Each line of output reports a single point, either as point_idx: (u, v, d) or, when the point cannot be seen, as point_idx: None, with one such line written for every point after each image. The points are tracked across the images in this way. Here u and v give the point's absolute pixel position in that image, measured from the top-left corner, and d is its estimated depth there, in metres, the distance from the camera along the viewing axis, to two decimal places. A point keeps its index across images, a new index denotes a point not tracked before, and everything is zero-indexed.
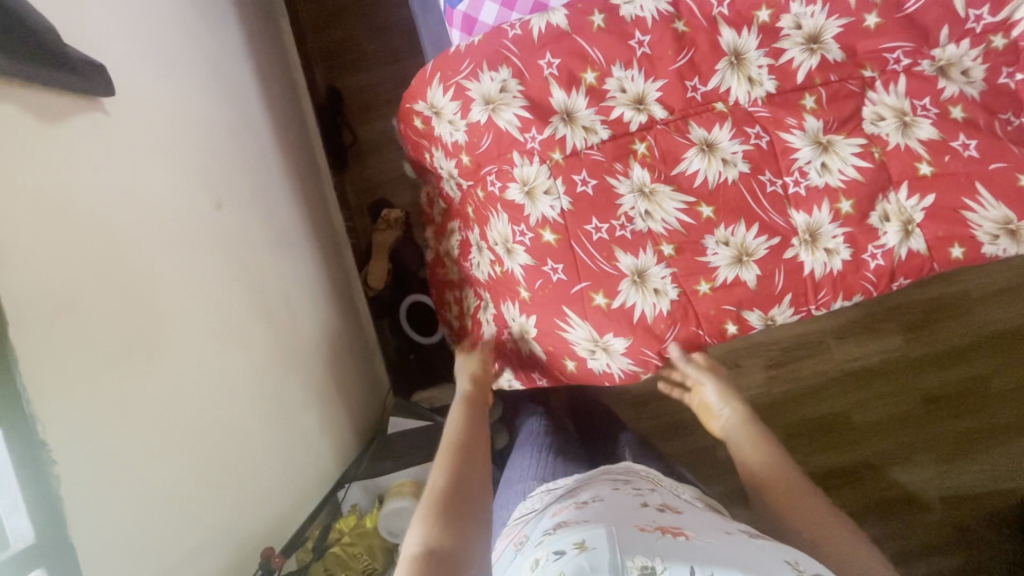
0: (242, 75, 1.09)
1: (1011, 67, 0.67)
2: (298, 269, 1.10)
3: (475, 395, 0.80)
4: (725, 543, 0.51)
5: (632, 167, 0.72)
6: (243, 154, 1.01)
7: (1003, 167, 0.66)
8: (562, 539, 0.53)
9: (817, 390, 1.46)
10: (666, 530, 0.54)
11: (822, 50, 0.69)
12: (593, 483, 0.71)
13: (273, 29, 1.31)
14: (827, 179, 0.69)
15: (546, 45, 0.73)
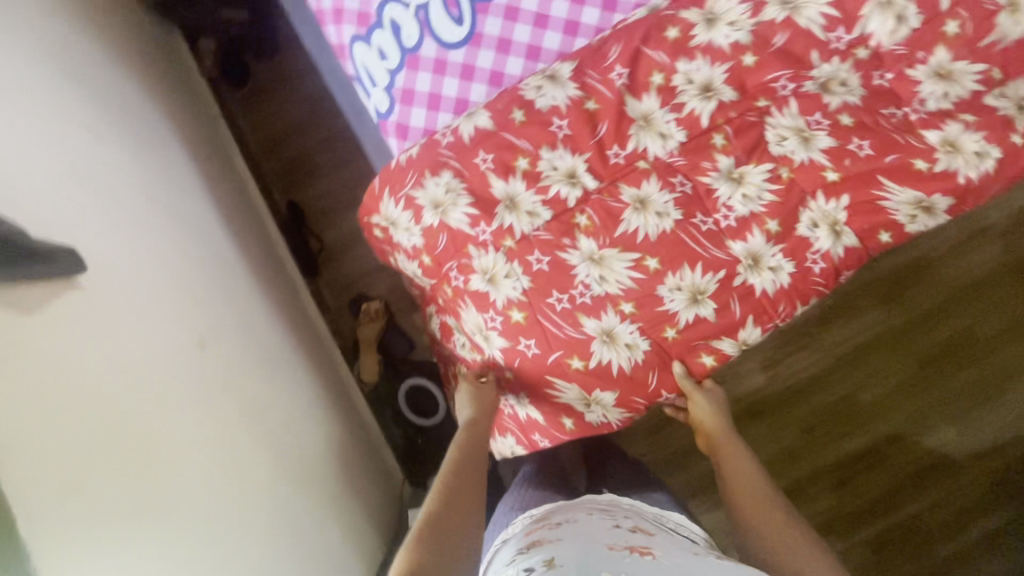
0: (207, 216, 1.16)
1: (881, 70, 0.75)
2: (292, 388, 1.12)
3: (481, 418, 0.81)
4: (684, 561, 0.62)
5: (579, 239, 0.78)
6: (222, 292, 1.06)
7: (897, 158, 0.74)
8: (531, 558, 0.60)
9: (817, 382, 1.50)
10: (635, 549, 0.63)
11: (717, 94, 0.76)
12: (571, 506, 0.79)
13: (228, 164, 1.41)
14: (750, 207, 0.76)
15: (478, 144, 0.80)
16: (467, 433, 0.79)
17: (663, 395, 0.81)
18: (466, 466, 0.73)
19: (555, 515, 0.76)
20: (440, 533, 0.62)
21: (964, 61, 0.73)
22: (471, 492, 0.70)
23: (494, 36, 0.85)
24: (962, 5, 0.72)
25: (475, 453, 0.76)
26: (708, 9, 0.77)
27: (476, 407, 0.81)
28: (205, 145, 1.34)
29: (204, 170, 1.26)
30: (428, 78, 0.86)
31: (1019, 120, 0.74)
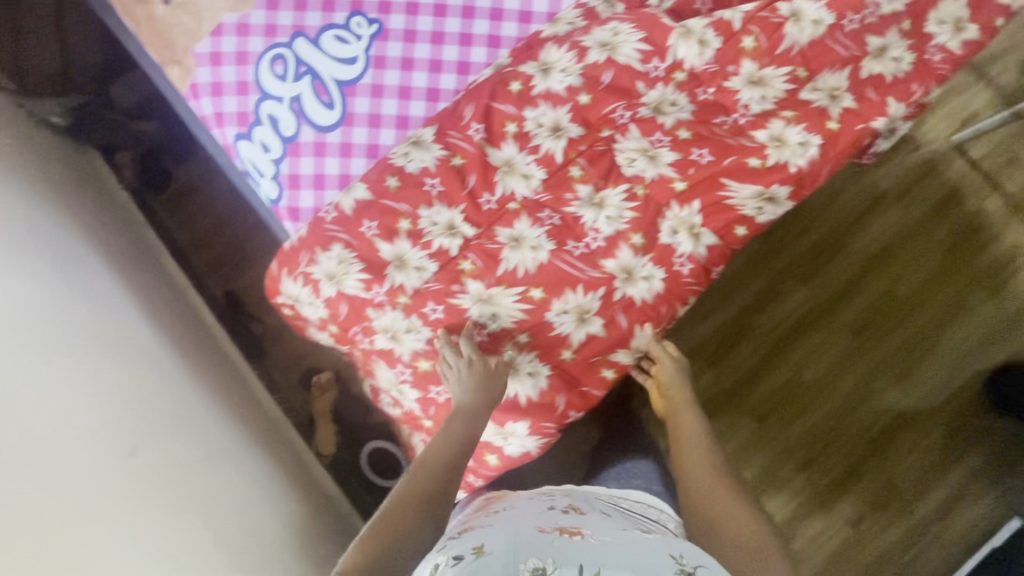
0: (138, 321, 1.19)
1: (702, 85, 0.84)
2: (244, 476, 1.13)
3: (475, 409, 0.79)
4: (612, 540, 0.65)
5: (467, 284, 0.83)
6: (160, 394, 1.08)
7: (734, 159, 0.82)
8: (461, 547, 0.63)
9: (762, 371, 1.55)
10: (563, 531, 0.67)
11: (566, 132, 0.84)
12: (516, 496, 0.83)
13: (158, 267, 1.44)
14: (614, 227, 0.83)
15: (361, 214, 0.85)
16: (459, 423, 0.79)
17: (572, 415, 0.85)
18: (440, 461, 0.76)
19: (495, 506, 0.80)
20: (391, 526, 0.70)
21: (771, 67, 0.82)
22: (437, 490, 0.74)
23: (365, 113, 0.93)
24: (753, 22, 0.80)
25: (457, 450, 0.77)
26: (542, 61, 0.85)
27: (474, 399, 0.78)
28: (132, 253, 1.38)
29: (132, 278, 1.29)
30: (310, 161, 0.93)
31: (832, 108, 0.84)
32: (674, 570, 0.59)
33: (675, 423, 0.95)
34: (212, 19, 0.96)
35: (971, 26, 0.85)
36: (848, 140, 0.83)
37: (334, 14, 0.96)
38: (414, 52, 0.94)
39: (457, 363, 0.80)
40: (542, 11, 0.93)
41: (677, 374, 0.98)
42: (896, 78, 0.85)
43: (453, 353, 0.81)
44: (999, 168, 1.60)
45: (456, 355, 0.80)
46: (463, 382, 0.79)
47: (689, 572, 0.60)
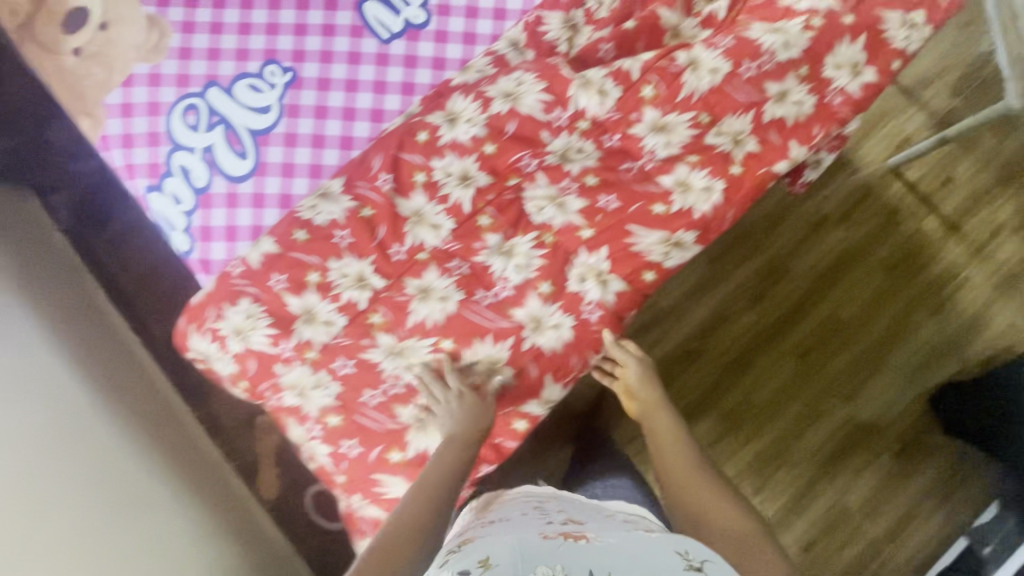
0: (68, 365, 1.14)
1: (608, 132, 0.84)
2: (186, 519, 1.10)
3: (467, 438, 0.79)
4: (616, 541, 0.65)
5: (377, 336, 0.82)
6: (88, 445, 1.05)
7: (640, 205, 0.83)
8: (466, 560, 0.60)
9: (712, 397, 1.55)
10: (567, 536, 0.67)
11: (474, 181, 0.84)
12: (509, 506, 0.84)
13: (92, 307, 1.39)
14: (523, 275, 0.83)
15: (269, 267, 0.84)
16: (451, 450, 0.78)
17: (484, 468, 0.89)
18: (435, 489, 0.74)
19: (491, 517, 0.82)
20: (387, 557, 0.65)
21: (673, 114, 0.83)
22: (437, 516, 0.71)
23: (278, 163, 0.92)
24: (651, 71, 0.82)
25: (452, 478, 0.76)
26: (449, 111, 0.85)
27: (464, 425, 0.79)
28: (73, 294, 1.35)
29: (70, 320, 1.26)
30: (222, 213, 0.91)
31: (736, 152, 0.85)
32: (683, 567, 0.59)
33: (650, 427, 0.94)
34: (123, 70, 0.95)
35: (869, 70, 0.87)
36: (751, 184, 0.85)
37: (247, 63, 0.95)
38: (328, 100, 0.94)
39: (446, 396, 0.80)
40: (456, 58, 0.94)
41: (644, 376, 0.99)
42: (798, 121, 0.86)
43: (440, 386, 0.81)
44: (935, 189, 1.62)
45: (444, 390, 0.81)
46: (454, 414, 0.79)
47: (698, 567, 0.59)
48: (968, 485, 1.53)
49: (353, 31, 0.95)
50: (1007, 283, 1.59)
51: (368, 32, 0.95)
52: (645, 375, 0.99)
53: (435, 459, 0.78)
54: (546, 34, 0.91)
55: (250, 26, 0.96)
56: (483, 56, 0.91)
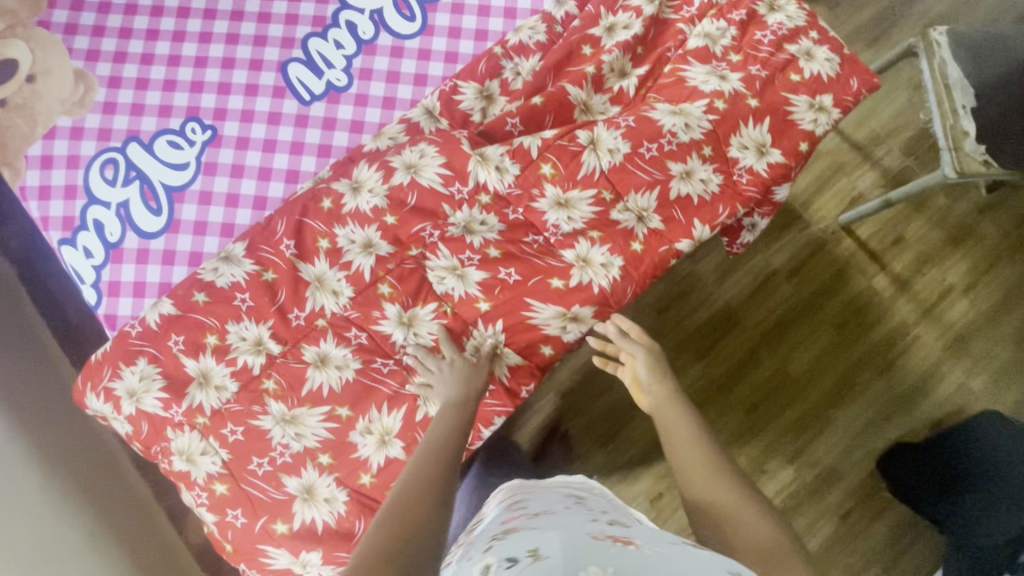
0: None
1: (511, 205, 0.85)
2: (124, 549, 1.10)
3: (462, 398, 0.78)
4: (673, 550, 0.52)
5: (269, 404, 0.82)
6: (36, 469, 1.04)
7: (539, 279, 0.83)
8: (513, 549, 0.53)
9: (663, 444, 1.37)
10: (618, 538, 0.55)
11: (375, 250, 0.85)
12: (545, 498, 0.75)
13: (31, 329, 1.32)
14: (421, 344, 0.85)
15: (168, 328, 0.84)
16: (452, 411, 0.77)
17: None
18: (441, 445, 0.72)
19: (529, 504, 0.73)
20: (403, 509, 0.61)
21: (575, 190, 0.84)
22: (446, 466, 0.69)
23: (191, 220, 0.93)
24: (550, 150, 0.84)
25: (459, 431, 0.75)
26: (354, 178, 0.86)
27: (461, 386, 0.79)
28: (25, 317, 1.34)
29: (22, 342, 1.25)
30: (131, 268, 0.91)
31: (639, 228, 0.85)
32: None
33: (663, 423, 0.80)
34: (46, 123, 0.96)
35: (775, 151, 0.87)
36: (651, 262, 0.85)
37: (169, 119, 0.96)
38: (245, 159, 0.94)
39: (439, 365, 0.81)
40: (374, 121, 0.96)
41: (654, 365, 0.87)
42: (703, 200, 0.86)
43: (433, 358, 0.83)
44: (885, 247, 1.62)
45: (437, 362, 0.82)
46: (451, 379, 0.80)
47: None
48: (913, 551, 1.51)
49: (275, 91, 0.97)
50: (958, 344, 1.57)
51: (290, 92, 0.97)
52: (655, 366, 0.87)
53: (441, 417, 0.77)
54: (459, 103, 0.92)
55: (175, 83, 0.98)
56: (396, 123, 0.92)
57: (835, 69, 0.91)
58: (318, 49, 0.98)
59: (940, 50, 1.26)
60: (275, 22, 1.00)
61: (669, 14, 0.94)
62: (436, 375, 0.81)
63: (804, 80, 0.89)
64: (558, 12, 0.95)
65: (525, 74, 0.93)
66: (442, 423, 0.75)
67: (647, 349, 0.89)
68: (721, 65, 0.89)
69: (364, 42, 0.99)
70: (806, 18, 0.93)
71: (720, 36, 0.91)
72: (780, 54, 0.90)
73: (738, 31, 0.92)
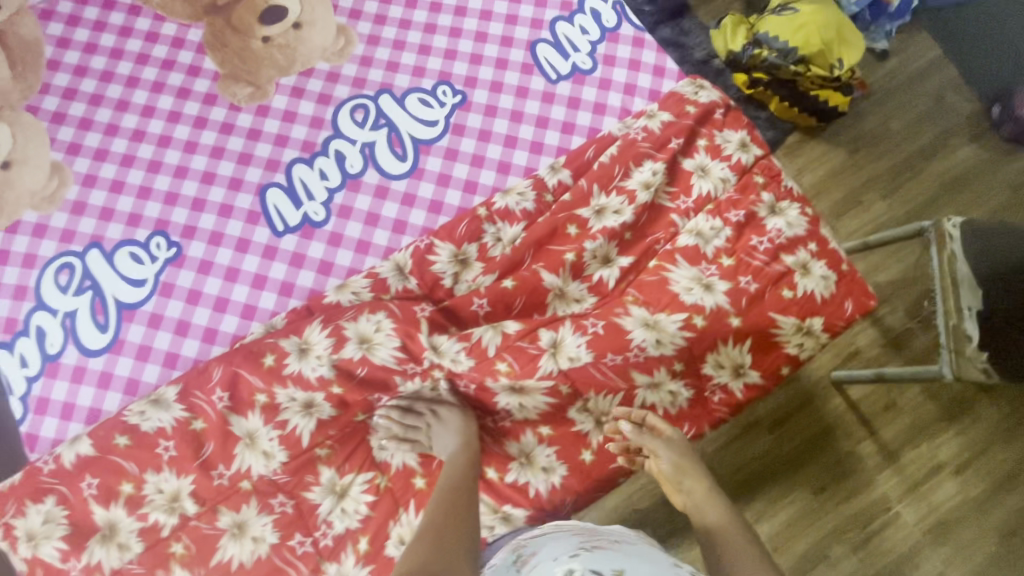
0: None
1: (465, 379, 0.80)
2: None
3: (467, 441, 0.77)
4: None
5: (173, 570, 0.76)
6: None
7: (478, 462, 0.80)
8: (600, 562, 0.54)
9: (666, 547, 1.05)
10: None
11: (316, 413, 0.79)
12: (619, 534, 0.69)
13: None
14: (346, 523, 0.77)
15: (85, 467, 0.79)
16: (462, 452, 0.75)
17: None
18: (458, 479, 0.72)
19: (607, 532, 0.69)
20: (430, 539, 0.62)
21: (531, 380, 0.79)
22: (462, 499, 0.69)
23: (136, 343, 0.88)
24: (507, 350, 0.79)
25: (470, 473, 0.73)
26: (303, 338, 0.80)
27: (462, 432, 0.77)
28: None
29: None
30: (64, 387, 0.86)
31: (594, 434, 0.81)
32: None
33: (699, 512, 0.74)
34: (11, 215, 0.93)
35: (753, 372, 0.82)
36: (599, 472, 0.80)
37: (136, 230, 0.93)
38: (204, 285, 0.90)
39: (422, 422, 0.78)
40: (344, 264, 0.91)
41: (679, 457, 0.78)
42: (668, 414, 0.82)
43: (411, 414, 0.79)
44: (876, 412, 1.48)
45: (417, 417, 0.79)
46: (443, 432, 0.77)
47: None
48: None
49: (248, 216, 0.93)
50: (939, 531, 1.41)
51: (264, 220, 0.93)
52: (680, 453, 0.78)
53: (447, 465, 0.74)
54: (432, 265, 0.87)
55: (150, 191, 0.95)
56: (363, 275, 0.87)
57: (830, 289, 0.86)
58: (301, 176, 0.95)
59: (953, 243, 1.04)
60: (263, 141, 0.97)
61: (664, 200, 0.90)
62: (432, 430, 0.78)
63: (796, 298, 0.84)
64: (550, 179, 0.92)
65: (506, 241, 0.88)
66: (456, 461, 0.74)
67: (672, 447, 0.78)
68: (710, 269, 0.84)
69: (350, 175, 0.96)
70: (807, 227, 0.88)
71: (713, 236, 0.86)
72: (775, 265, 0.85)
73: (733, 233, 0.86)
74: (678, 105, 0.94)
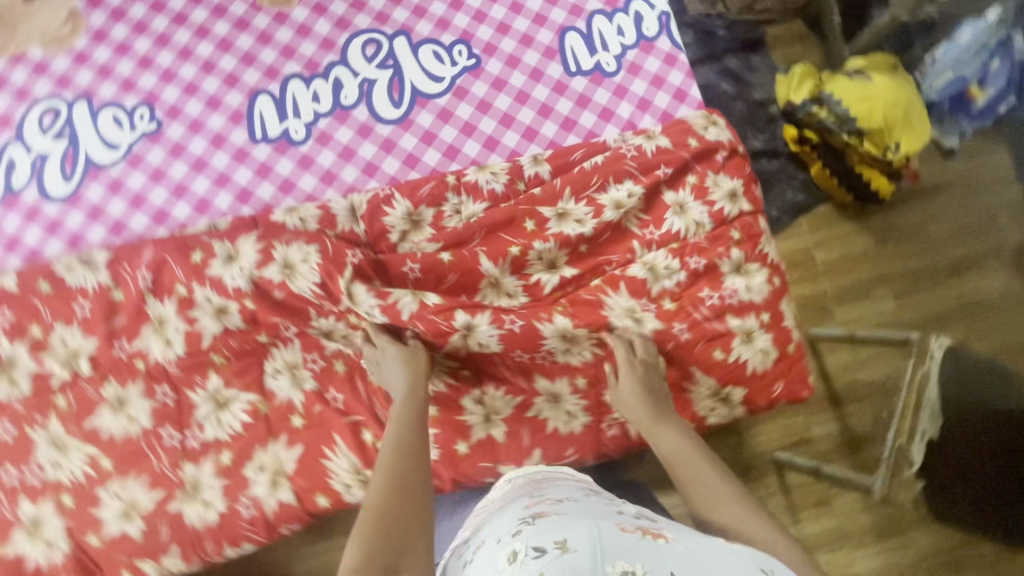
0: None
1: (377, 332, 0.80)
2: None
3: (414, 386, 0.74)
4: (702, 544, 0.47)
5: (49, 419, 0.79)
6: None
7: (356, 419, 0.79)
8: (540, 535, 0.48)
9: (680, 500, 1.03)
10: (648, 529, 0.50)
11: (224, 320, 0.81)
12: (559, 482, 0.66)
13: None
14: (217, 432, 0.79)
15: (4, 300, 0.82)
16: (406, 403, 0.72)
17: None
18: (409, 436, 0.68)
19: (544, 484, 0.66)
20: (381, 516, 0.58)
21: (443, 354, 0.82)
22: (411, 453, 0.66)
23: (91, 201, 0.91)
24: (420, 319, 0.79)
25: (419, 418, 0.71)
26: (234, 245, 0.83)
27: (407, 364, 0.76)
28: None
29: None
30: (15, 220, 0.90)
31: (478, 427, 0.81)
32: None
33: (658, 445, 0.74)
34: (19, 45, 0.95)
35: None
36: (469, 468, 0.79)
37: (126, 95, 0.94)
38: (170, 167, 0.92)
39: (377, 353, 0.78)
40: (305, 189, 0.91)
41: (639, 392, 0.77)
42: (557, 432, 0.81)
43: (371, 344, 0.79)
44: (804, 505, 1.33)
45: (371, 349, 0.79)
46: (391, 367, 0.76)
47: None
48: None
49: (233, 114, 0.94)
50: None
51: (246, 122, 0.94)
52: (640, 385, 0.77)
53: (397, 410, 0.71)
54: (384, 216, 0.86)
55: (151, 62, 0.96)
56: (315, 205, 0.87)
57: (766, 364, 0.83)
58: (294, 92, 0.95)
59: (931, 362, 0.92)
60: (271, 47, 0.97)
61: (631, 225, 0.87)
62: (381, 363, 0.77)
63: (725, 361, 0.82)
64: (528, 169, 0.89)
65: (463, 216, 0.87)
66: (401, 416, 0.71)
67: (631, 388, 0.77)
68: (647, 306, 0.83)
69: (341, 106, 0.95)
70: (767, 296, 0.84)
71: (665, 276, 0.84)
72: (716, 323, 0.83)
73: (686, 279, 0.84)
74: (681, 135, 0.90)
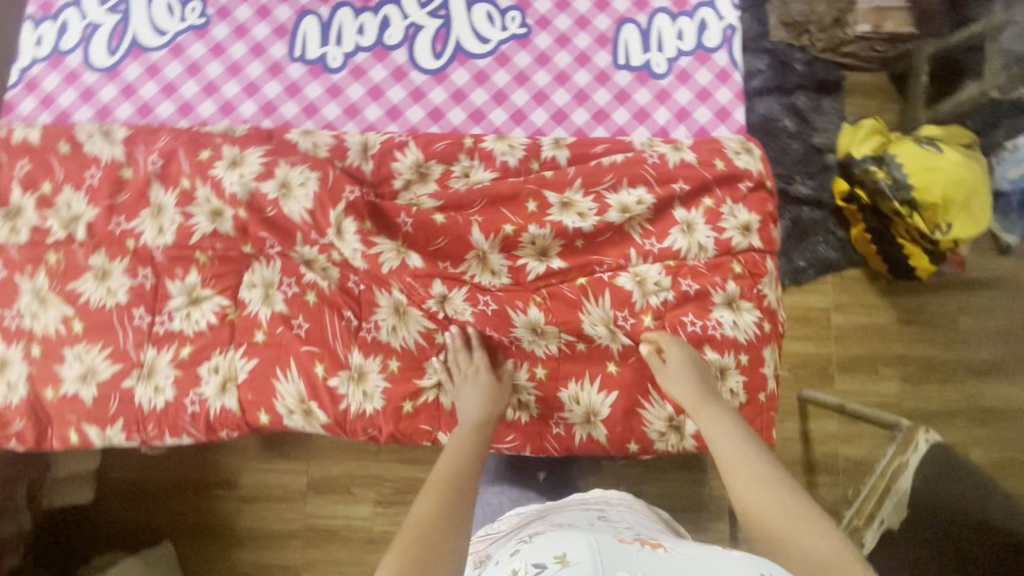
0: None
1: (357, 276, 0.82)
2: None
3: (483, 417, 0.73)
4: (699, 550, 0.47)
5: (38, 272, 0.83)
6: None
7: (313, 350, 0.80)
8: (541, 551, 0.48)
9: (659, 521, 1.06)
10: (644, 542, 0.50)
11: (217, 223, 0.83)
12: (566, 512, 0.68)
13: None
14: (184, 326, 0.82)
15: (26, 151, 0.86)
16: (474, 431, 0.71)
17: (12, 445, 0.81)
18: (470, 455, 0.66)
19: (552, 514, 0.68)
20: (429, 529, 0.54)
21: (416, 311, 0.82)
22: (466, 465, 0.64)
23: (127, 79, 0.93)
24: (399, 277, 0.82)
25: (481, 444, 0.69)
26: (242, 153, 0.85)
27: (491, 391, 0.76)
28: None
29: None
30: (55, 80, 0.93)
31: (430, 391, 0.80)
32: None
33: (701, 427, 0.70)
34: None
35: (601, 428, 0.80)
36: (408, 427, 0.80)
37: None
38: (207, 65, 0.94)
39: (466, 369, 0.78)
40: (327, 117, 0.92)
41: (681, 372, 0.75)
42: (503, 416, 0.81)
43: (467, 357, 0.79)
44: None
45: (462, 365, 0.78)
46: (470, 391, 0.76)
47: None
48: None
49: (278, 28, 0.95)
50: None
51: (289, 39, 0.94)
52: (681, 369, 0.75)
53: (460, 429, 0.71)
54: (393, 161, 0.86)
55: None
56: (331, 134, 0.88)
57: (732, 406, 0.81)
58: (341, 20, 0.95)
59: (912, 454, 0.85)
60: None
61: (634, 231, 0.84)
62: (463, 381, 0.77)
63: None
64: (547, 150, 0.87)
65: (470, 180, 0.86)
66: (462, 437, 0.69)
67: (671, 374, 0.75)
68: (626, 319, 0.81)
69: (382, 44, 0.94)
70: (752, 338, 0.81)
71: (653, 291, 0.82)
72: None
73: (673, 300, 0.81)
74: (710, 154, 0.86)
